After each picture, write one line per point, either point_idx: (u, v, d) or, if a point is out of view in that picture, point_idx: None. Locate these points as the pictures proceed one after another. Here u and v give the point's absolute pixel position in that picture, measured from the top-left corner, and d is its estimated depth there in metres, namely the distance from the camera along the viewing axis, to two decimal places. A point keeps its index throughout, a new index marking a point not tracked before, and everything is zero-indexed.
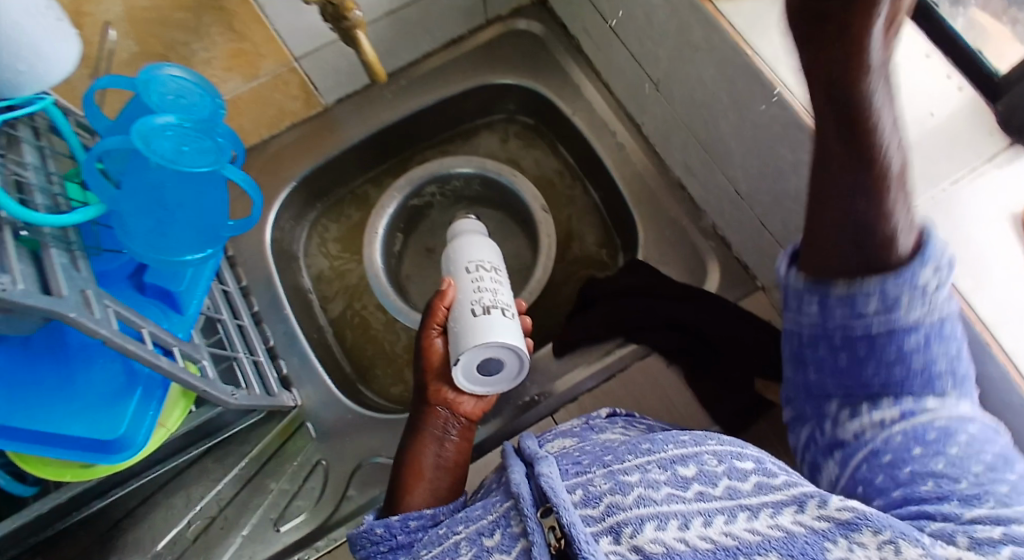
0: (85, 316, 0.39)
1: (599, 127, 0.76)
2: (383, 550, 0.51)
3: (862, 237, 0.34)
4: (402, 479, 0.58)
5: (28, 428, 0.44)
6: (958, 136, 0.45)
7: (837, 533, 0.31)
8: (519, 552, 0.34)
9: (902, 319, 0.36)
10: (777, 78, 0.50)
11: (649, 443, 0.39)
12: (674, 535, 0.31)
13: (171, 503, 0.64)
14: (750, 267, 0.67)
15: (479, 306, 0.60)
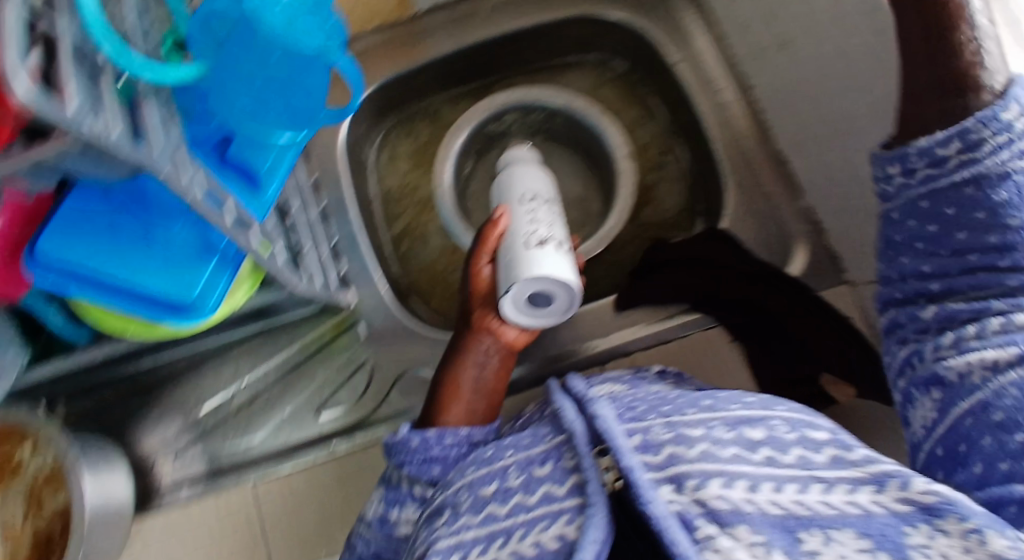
0: (174, 176, 0.38)
1: (705, 82, 0.70)
2: (418, 460, 0.51)
3: (939, 78, 0.44)
4: (439, 397, 0.57)
5: (108, 277, 0.45)
6: None
7: (919, 518, 0.31)
8: (572, 485, 0.37)
9: (995, 169, 0.40)
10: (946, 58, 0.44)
11: (712, 401, 0.40)
12: (742, 496, 0.32)
13: (220, 372, 0.66)
14: (840, 258, 0.64)
15: (535, 236, 0.58)
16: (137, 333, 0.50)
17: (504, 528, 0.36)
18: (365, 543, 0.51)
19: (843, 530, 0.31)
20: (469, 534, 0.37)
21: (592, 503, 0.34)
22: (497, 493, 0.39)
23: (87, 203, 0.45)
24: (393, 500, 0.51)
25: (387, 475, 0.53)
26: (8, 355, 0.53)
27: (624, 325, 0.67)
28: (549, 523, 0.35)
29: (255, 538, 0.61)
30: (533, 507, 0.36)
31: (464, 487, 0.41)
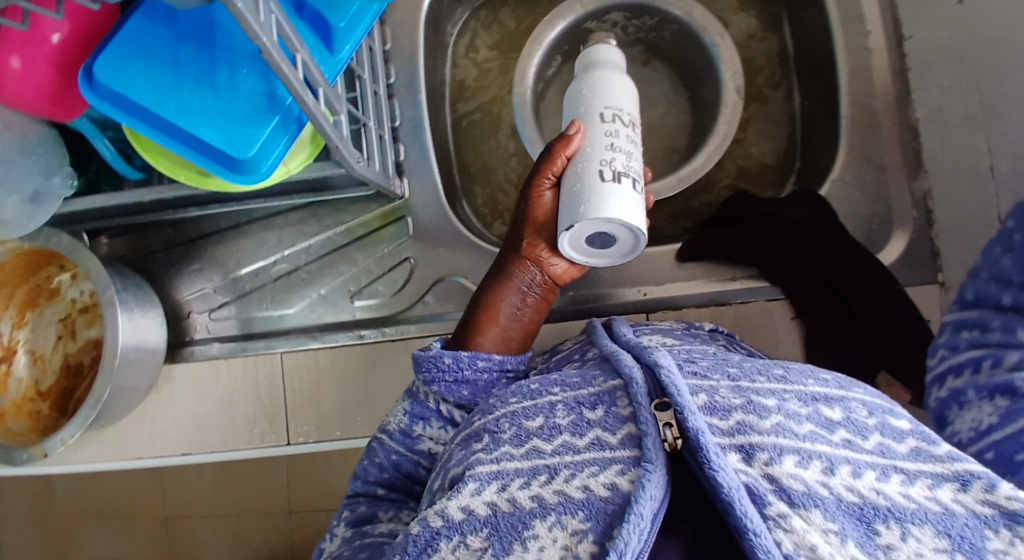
0: (250, 14, 0.34)
1: (852, 16, 0.60)
2: (447, 381, 0.49)
3: None
4: (476, 318, 0.54)
5: (158, 113, 0.41)
6: None
7: (999, 522, 0.28)
8: (625, 436, 0.34)
9: None
10: None
11: (785, 370, 0.36)
12: (816, 478, 0.29)
13: (263, 238, 0.65)
14: (941, 255, 0.56)
15: (612, 171, 0.47)
16: (190, 181, 0.47)
17: (549, 465, 0.35)
18: (387, 452, 0.50)
19: (921, 526, 0.28)
20: (511, 464, 0.36)
21: (650, 458, 0.32)
22: (543, 428, 0.37)
23: (155, 26, 0.41)
24: (417, 414, 0.50)
25: (413, 389, 0.52)
26: (56, 180, 0.51)
27: (680, 277, 0.62)
28: (600, 469, 0.33)
29: (277, 406, 0.62)
30: (582, 451, 0.35)
31: (505, 416, 0.40)
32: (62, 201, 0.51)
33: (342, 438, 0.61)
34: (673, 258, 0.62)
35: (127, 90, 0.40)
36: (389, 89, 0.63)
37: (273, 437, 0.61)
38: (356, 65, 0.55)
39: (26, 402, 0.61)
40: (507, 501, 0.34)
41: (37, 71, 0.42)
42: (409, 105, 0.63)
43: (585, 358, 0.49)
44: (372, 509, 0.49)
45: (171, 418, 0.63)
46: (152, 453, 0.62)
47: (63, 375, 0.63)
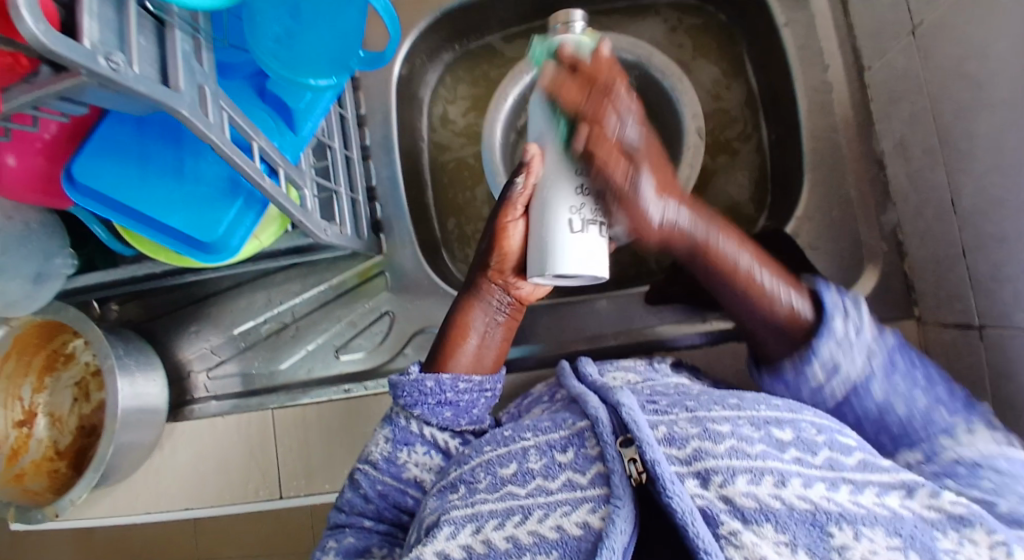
0: (198, 119, 0.38)
1: (810, 53, 0.60)
2: (430, 403, 0.50)
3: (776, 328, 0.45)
4: (445, 343, 0.54)
5: (133, 206, 0.45)
6: (867, 321, 0.44)
7: (947, 525, 0.32)
8: (596, 473, 0.36)
9: (843, 374, 0.44)
10: (791, 297, 0.45)
11: (739, 399, 0.39)
12: (768, 492, 0.32)
13: (254, 298, 0.68)
14: (915, 288, 0.56)
15: (603, 113, 0.42)
16: (173, 261, 0.51)
17: (523, 506, 0.36)
18: (372, 482, 0.50)
19: (873, 527, 0.31)
20: (485, 507, 0.37)
21: (618, 494, 0.34)
22: (517, 475, 0.39)
23: (124, 127, 0.44)
24: (401, 440, 0.50)
25: (392, 415, 0.52)
26: (57, 260, 0.56)
27: (650, 321, 0.63)
28: (572, 509, 0.35)
29: (270, 461, 0.65)
30: (555, 492, 0.37)
31: (480, 466, 0.41)
32: (65, 279, 0.57)
33: (330, 491, 0.63)
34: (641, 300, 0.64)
35: (104, 189, 0.44)
36: (364, 151, 0.67)
37: (266, 491, 0.65)
38: (325, 137, 0.58)
39: (45, 462, 0.66)
40: (482, 543, 0.36)
41: (31, 163, 0.47)
42: (384, 165, 0.67)
43: (554, 400, 0.49)
44: (363, 542, 0.48)
45: (175, 473, 0.66)
46: (159, 508, 0.66)
47: (79, 436, 0.68)
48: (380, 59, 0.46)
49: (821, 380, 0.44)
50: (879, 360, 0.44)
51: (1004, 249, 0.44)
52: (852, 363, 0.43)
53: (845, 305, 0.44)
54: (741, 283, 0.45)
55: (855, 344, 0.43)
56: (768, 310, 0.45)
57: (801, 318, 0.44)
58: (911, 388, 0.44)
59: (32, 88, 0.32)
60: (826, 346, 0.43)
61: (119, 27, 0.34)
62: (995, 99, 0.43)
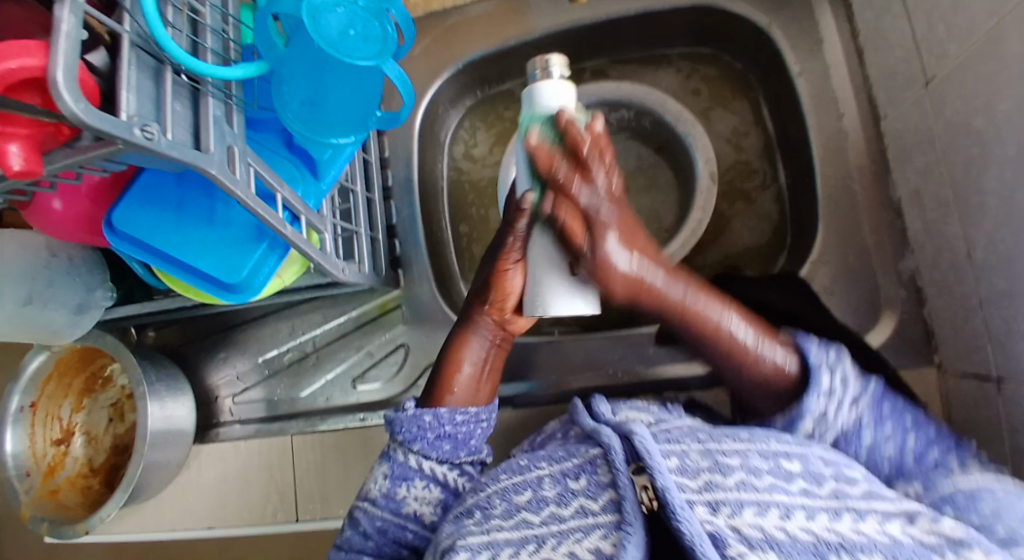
0: (225, 176, 0.40)
1: (825, 100, 0.61)
2: (430, 438, 0.51)
3: (760, 381, 0.45)
4: (438, 378, 0.55)
5: (168, 251, 0.48)
6: (849, 364, 0.45)
7: (947, 549, 0.33)
8: (607, 501, 0.36)
9: (833, 423, 0.44)
10: (772, 351, 0.45)
11: (750, 432, 0.40)
12: (774, 524, 0.33)
13: (278, 328, 0.71)
14: (934, 338, 0.55)
15: (574, 179, 0.41)
16: (200, 297, 0.54)
17: (536, 535, 0.36)
18: (371, 519, 0.50)
19: (871, 554, 0.32)
20: (500, 534, 0.37)
21: (630, 520, 0.34)
22: (532, 502, 0.39)
23: (164, 178, 0.48)
24: (399, 476, 0.51)
25: (390, 451, 0.52)
26: (97, 293, 0.60)
27: (660, 361, 0.63)
28: (584, 535, 0.35)
29: (288, 485, 0.67)
30: (568, 519, 0.37)
31: (496, 493, 0.41)
32: (104, 310, 0.61)
33: (345, 517, 0.65)
34: (651, 339, 0.64)
35: (142, 235, 0.47)
36: (386, 192, 0.69)
37: (284, 514, 0.67)
38: (347, 181, 0.61)
39: (79, 478, 0.70)
40: None
41: (76, 207, 0.51)
42: (405, 205, 0.69)
43: (568, 437, 0.48)
44: None
45: (199, 492, 0.70)
46: (184, 526, 0.69)
47: (112, 453, 0.72)
48: (396, 118, 0.49)
49: (810, 431, 0.44)
50: (867, 404, 0.44)
51: (1016, 304, 0.44)
52: (840, 413, 0.44)
53: (830, 357, 0.44)
54: (722, 342, 0.45)
55: (841, 395, 0.44)
56: (746, 365, 0.45)
57: (789, 374, 0.45)
58: (902, 433, 0.45)
59: (73, 152, 0.36)
60: (814, 401, 0.43)
61: (156, 96, 0.37)
62: (1003, 156, 0.43)
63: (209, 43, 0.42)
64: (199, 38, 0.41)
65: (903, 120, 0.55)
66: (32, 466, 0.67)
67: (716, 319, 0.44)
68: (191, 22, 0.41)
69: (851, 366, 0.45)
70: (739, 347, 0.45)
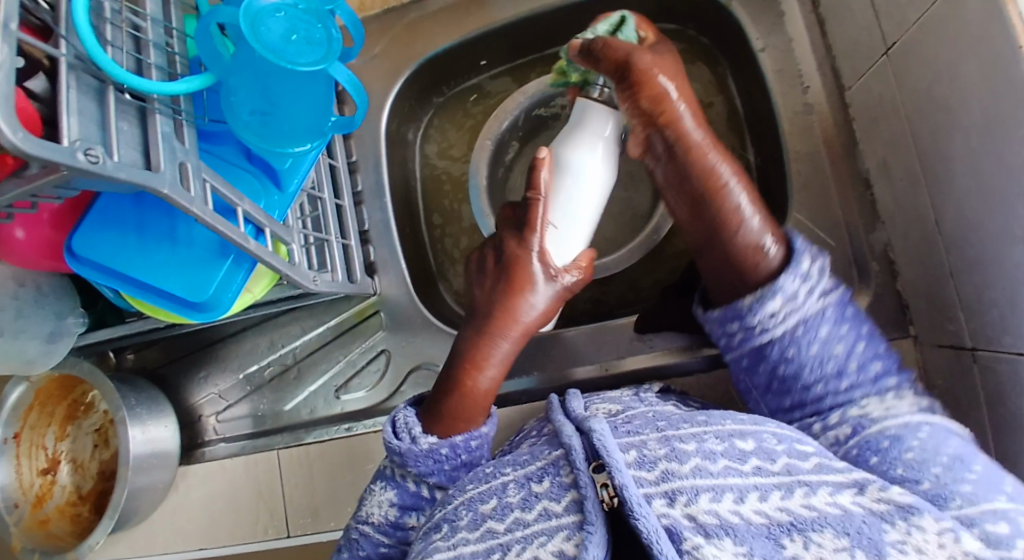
0: (178, 193, 0.39)
1: (790, 75, 0.61)
2: (446, 469, 0.50)
3: (740, 260, 0.48)
4: (455, 401, 0.51)
5: (130, 273, 0.47)
6: (817, 254, 0.47)
7: (897, 516, 0.33)
8: (569, 501, 0.37)
9: (802, 308, 0.45)
10: (764, 234, 0.47)
11: (706, 416, 0.41)
12: (728, 508, 0.34)
13: (257, 342, 0.71)
14: (909, 309, 0.55)
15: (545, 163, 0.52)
16: (169, 319, 0.53)
17: (502, 543, 0.37)
18: (372, 545, 0.50)
19: (822, 531, 0.32)
20: (466, 548, 0.38)
21: (591, 520, 0.35)
22: (496, 509, 0.39)
23: (122, 200, 0.47)
24: (410, 505, 0.51)
25: (391, 475, 0.52)
26: (69, 319, 0.59)
27: (641, 350, 0.63)
28: (549, 538, 0.35)
29: (277, 501, 0.67)
30: (531, 524, 0.37)
31: (463, 504, 0.42)
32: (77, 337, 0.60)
33: (336, 528, 0.65)
34: (632, 329, 0.64)
35: (103, 259, 0.47)
36: (357, 197, 0.69)
37: (275, 529, 0.66)
38: (315, 189, 0.60)
39: (68, 506, 0.69)
40: None
41: (39, 234, 0.50)
42: (377, 209, 0.69)
43: (541, 434, 0.48)
44: None
45: (189, 513, 0.69)
46: (176, 548, 0.69)
47: (100, 479, 0.71)
48: (352, 122, 0.48)
49: (776, 310, 0.46)
50: (834, 300, 0.46)
51: (989, 273, 0.43)
52: (809, 299, 0.45)
53: (811, 251, 0.47)
54: (722, 198, 0.49)
55: (815, 283, 0.46)
56: (739, 235, 0.48)
57: (772, 256, 0.47)
58: (856, 337, 0.46)
59: (20, 181, 0.35)
60: (789, 280, 0.45)
61: (100, 117, 0.36)
62: (969, 122, 0.43)
63: (154, 60, 0.41)
64: (143, 55, 0.40)
65: (866, 90, 0.55)
66: (20, 496, 0.66)
67: (724, 187, 0.49)
68: (132, 39, 0.41)
69: (821, 261, 0.46)
70: (736, 218, 0.48)
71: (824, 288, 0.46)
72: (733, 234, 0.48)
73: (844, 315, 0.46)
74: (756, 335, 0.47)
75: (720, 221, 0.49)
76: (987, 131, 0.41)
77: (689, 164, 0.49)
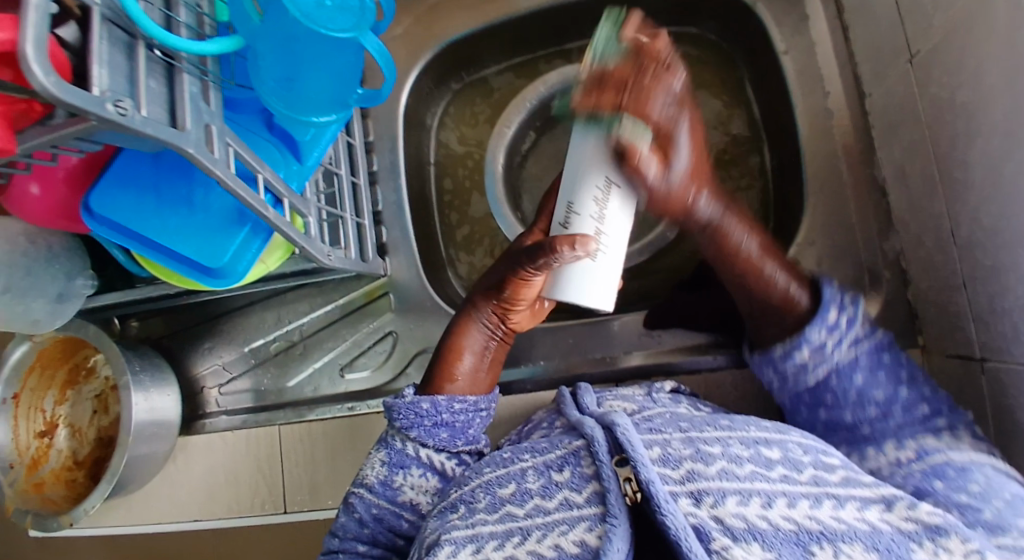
0: (203, 155, 0.39)
1: (810, 78, 0.61)
2: (426, 425, 0.50)
3: (770, 313, 0.49)
4: (442, 359, 0.54)
5: (147, 236, 0.47)
6: (855, 305, 0.49)
7: (924, 536, 0.34)
8: (591, 493, 0.37)
9: (831, 356, 0.48)
10: (788, 290, 0.48)
11: (729, 421, 0.41)
12: (756, 513, 0.33)
13: (263, 317, 0.71)
14: (918, 317, 0.55)
15: None
16: (184, 285, 0.53)
17: (521, 527, 0.37)
18: (366, 506, 0.50)
19: (852, 544, 0.33)
20: (485, 528, 0.38)
21: (614, 513, 0.35)
22: (516, 495, 0.39)
23: (140, 161, 0.47)
24: (397, 463, 0.50)
25: (387, 438, 0.52)
26: (78, 281, 0.59)
27: (649, 345, 0.63)
28: (570, 528, 0.35)
29: (276, 477, 0.67)
30: (552, 512, 0.37)
31: (480, 486, 0.42)
32: (84, 299, 0.60)
33: (333, 507, 0.65)
34: (640, 325, 0.64)
35: (120, 219, 0.47)
36: (371, 177, 0.69)
37: (272, 504, 0.66)
38: (331, 165, 0.60)
39: (64, 471, 0.69)
40: None
41: (53, 193, 0.50)
42: (390, 191, 0.69)
43: (553, 426, 0.48)
44: None
45: (187, 485, 0.69)
46: (170, 518, 0.68)
47: (97, 446, 0.71)
48: (378, 96, 0.47)
49: (807, 359, 0.48)
50: (865, 346, 0.48)
51: (1002, 281, 0.43)
52: (838, 348, 0.48)
53: (841, 298, 0.48)
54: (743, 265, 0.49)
55: (844, 333, 0.48)
56: (764, 292, 0.49)
57: (796, 301, 0.48)
58: (895, 383, 0.47)
59: (40, 132, 0.35)
60: (816, 332, 0.47)
61: (129, 73, 0.36)
62: (988, 131, 0.43)
63: (183, 18, 0.41)
64: (173, 12, 0.40)
65: (886, 96, 0.55)
66: (16, 458, 0.66)
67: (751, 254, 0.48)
68: None
69: (857, 309, 0.49)
70: (761, 282, 0.48)
71: (854, 334, 0.48)
72: (758, 292, 0.49)
73: (880, 362, 0.48)
74: (795, 382, 0.50)
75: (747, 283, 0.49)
76: (1007, 138, 0.41)
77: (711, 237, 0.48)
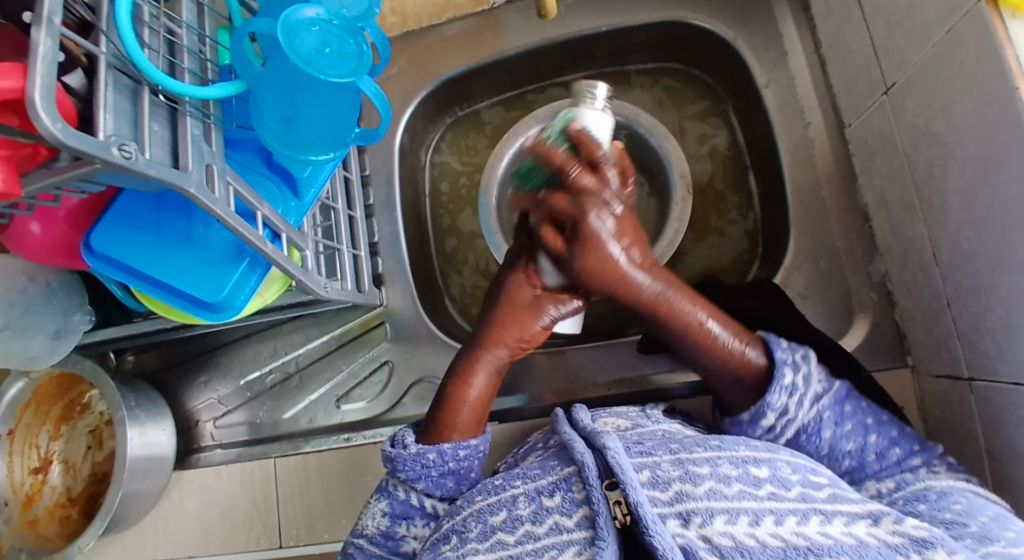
0: (206, 196, 0.40)
1: (791, 109, 0.63)
2: (433, 476, 0.50)
3: (730, 380, 0.51)
4: (448, 407, 0.53)
5: (148, 273, 0.48)
6: (811, 368, 0.49)
7: (912, 548, 0.34)
8: (580, 518, 0.37)
9: (796, 418, 0.48)
10: (744, 352, 0.50)
11: (718, 439, 0.42)
12: (743, 531, 0.34)
13: (260, 350, 0.71)
14: (907, 339, 0.56)
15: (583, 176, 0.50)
16: (181, 318, 0.53)
17: (513, 556, 0.37)
18: (367, 557, 0.50)
19: (839, 558, 0.33)
20: (477, 559, 0.38)
21: (602, 536, 0.35)
22: (506, 522, 0.39)
23: (142, 199, 0.48)
24: (399, 514, 0.50)
25: (387, 485, 0.52)
26: (75, 317, 0.60)
27: (643, 370, 0.64)
28: (559, 552, 0.36)
29: (272, 512, 0.66)
30: (542, 538, 0.38)
31: (471, 516, 0.42)
32: (82, 334, 0.60)
33: (330, 540, 0.65)
34: (634, 350, 0.65)
35: (121, 257, 0.47)
36: (367, 210, 0.70)
37: (267, 540, 0.66)
38: (328, 199, 0.62)
39: (58, 508, 0.68)
40: None
41: (55, 231, 0.51)
42: (386, 223, 0.70)
43: (547, 446, 0.49)
44: None
45: (181, 521, 0.68)
46: (164, 556, 0.68)
47: (91, 482, 0.70)
48: (374, 134, 0.49)
49: (773, 424, 0.48)
50: (828, 402, 0.48)
51: (983, 302, 0.45)
52: (801, 408, 0.48)
53: (793, 356, 0.49)
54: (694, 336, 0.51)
55: (803, 392, 0.48)
56: (719, 358, 0.51)
57: (755, 367, 0.50)
58: (865, 431, 0.48)
59: (48, 172, 0.36)
60: (777, 397, 0.48)
61: (134, 116, 0.37)
62: (964, 158, 0.45)
63: (187, 64, 0.42)
64: (177, 59, 0.42)
65: (864, 126, 0.57)
66: (10, 495, 0.66)
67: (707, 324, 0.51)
68: (168, 44, 0.42)
69: (812, 367, 0.49)
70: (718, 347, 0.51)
71: (817, 396, 0.48)
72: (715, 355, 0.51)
73: (850, 414, 0.48)
74: (771, 446, 0.50)
75: (706, 354, 0.51)
76: (982, 165, 0.43)
77: (667, 315, 0.51)
